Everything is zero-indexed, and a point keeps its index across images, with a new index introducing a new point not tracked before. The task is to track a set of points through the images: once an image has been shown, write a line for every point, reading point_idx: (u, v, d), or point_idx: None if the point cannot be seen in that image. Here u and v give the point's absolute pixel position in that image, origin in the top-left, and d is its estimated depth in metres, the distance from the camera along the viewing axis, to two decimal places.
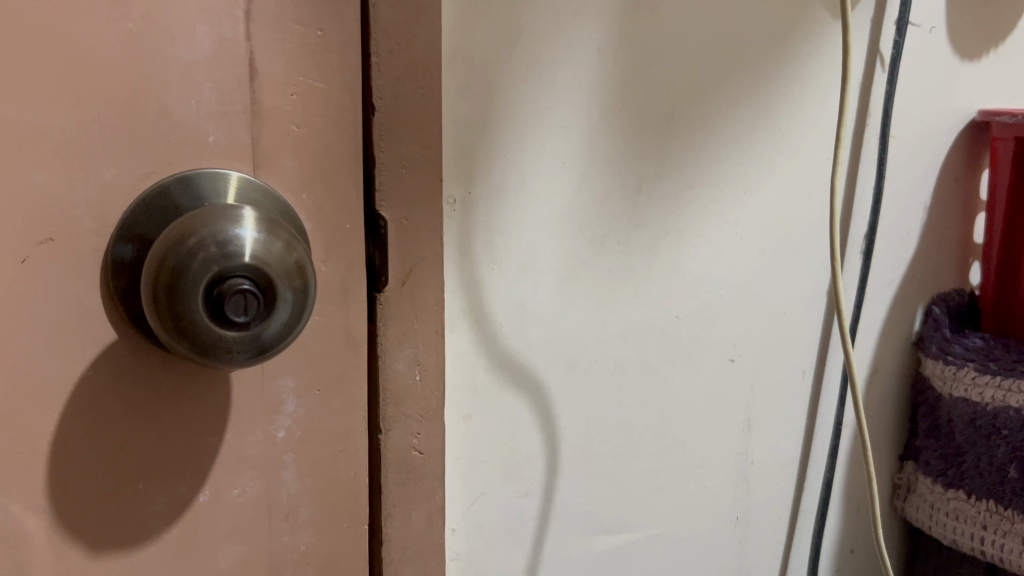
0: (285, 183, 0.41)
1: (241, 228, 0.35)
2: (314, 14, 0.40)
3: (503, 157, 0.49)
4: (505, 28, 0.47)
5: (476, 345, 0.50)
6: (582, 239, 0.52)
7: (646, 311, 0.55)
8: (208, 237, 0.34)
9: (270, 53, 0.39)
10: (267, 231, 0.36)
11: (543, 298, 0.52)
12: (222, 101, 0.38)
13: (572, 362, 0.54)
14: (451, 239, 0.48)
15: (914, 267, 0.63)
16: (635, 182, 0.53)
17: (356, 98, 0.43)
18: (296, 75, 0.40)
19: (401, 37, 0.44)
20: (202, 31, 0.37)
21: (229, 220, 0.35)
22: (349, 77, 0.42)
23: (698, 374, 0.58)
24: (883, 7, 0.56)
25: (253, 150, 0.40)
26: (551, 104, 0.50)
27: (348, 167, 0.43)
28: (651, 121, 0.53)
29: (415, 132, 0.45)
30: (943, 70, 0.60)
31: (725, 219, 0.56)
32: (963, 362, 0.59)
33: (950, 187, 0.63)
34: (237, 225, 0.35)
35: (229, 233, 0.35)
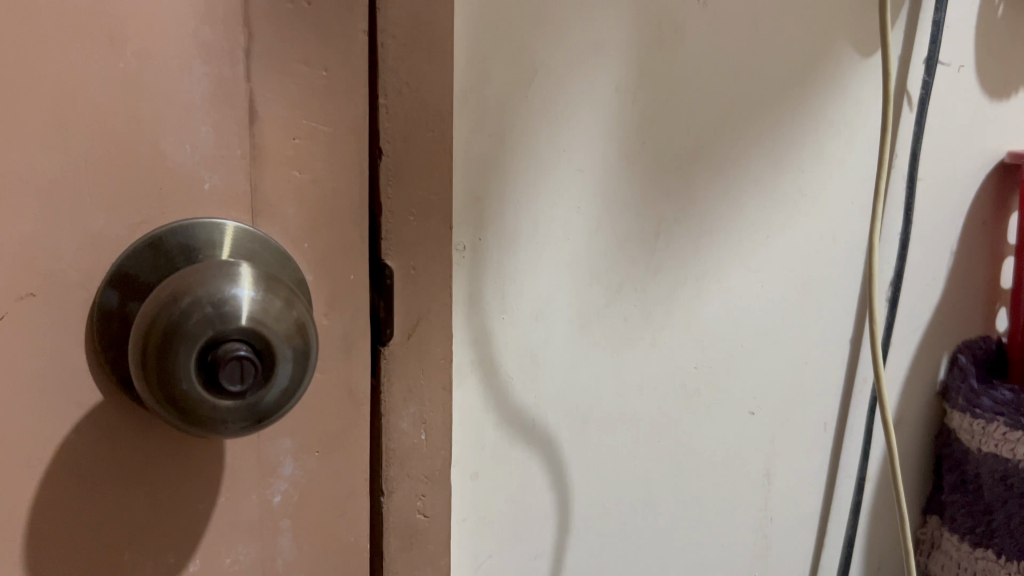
0: (287, 231, 0.38)
1: (237, 288, 0.32)
2: (320, 53, 0.38)
3: (516, 201, 0.47)
4: (519, 66, 0.45)
5: (485, 399, 0.48)
6: (597, 286, 0.50)
7: (663, 361, 0.52)
8: (204, 296, 0.31)
9: (273, 93, 0.36)
10: (266, 289, 0.33)
11: (556, 348, 0.49)
12: (220, 145, 0.35)
13: (585, 415, 0.51)
14: (459, 288, 0.46)
15: (940, 313, 0.61)
16: (654, 226, 0.50)
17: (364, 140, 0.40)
18: (299, 117, 0.38)
19: (411, 77, 0.41)
20: (199, 71, 0.34)
21: (226, 277, 0.32)
22: (355, 118, 0.39)
23: (716, 427, 0.55)
24: (912, 45, 0.54)
25: (253, 196, 0.37)
26: (566, 145, 0.47)
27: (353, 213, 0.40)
28: (672, 163, 0.50)
29: (424, 177, 0.43)
30: (973, 111, 0.58)
31: (748, 266, 0.53)
32: (993, 415, 0.56)
33: (978, 232, 0.60)
34: (234, 283, 0.32)
35: (224, 293, 0.32)
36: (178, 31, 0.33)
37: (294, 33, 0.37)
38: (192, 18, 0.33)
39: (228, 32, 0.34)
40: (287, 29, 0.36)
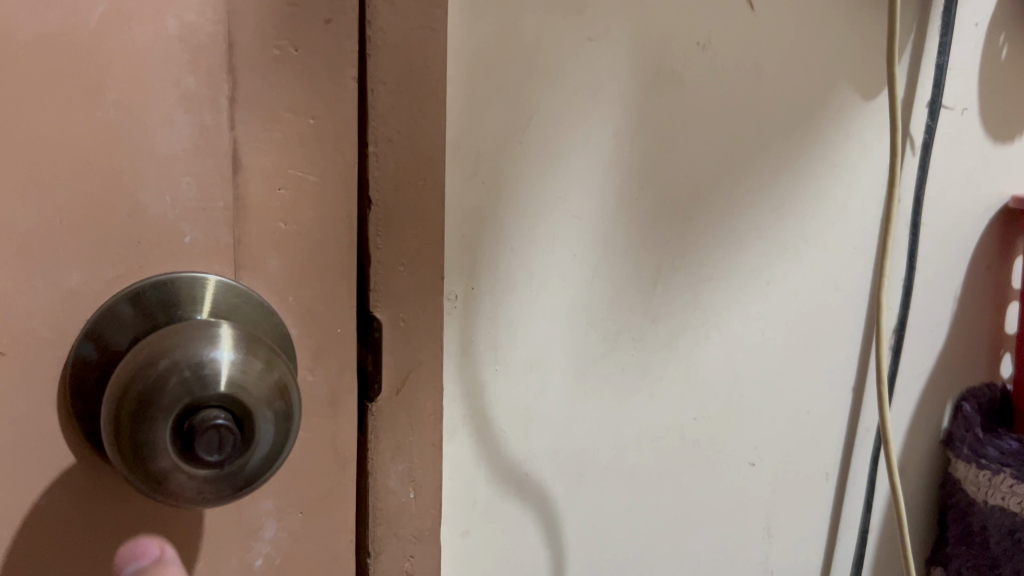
0: (272, 284, 0.37)
1: (216, 349, 0.30)
2: (307, 100, 0.36)
3: (510, 249, 0.45)
4: (513, 112, 0.44)
5: (477, 454, 0.46)
6: (593, 336, 0.48)
7: (661, 413, 0.51)
8: (182, 359, 0.29)
9: (257, 142, 0.35)
10: (247, 351, 0.31)
11: (550, 401, 0.48)
12: (202, 197, 0.34)
13: (582, 468, 0.50)
14: (451, 340, 0.44)
15: (944, 360, 0.59)
16: (652, 274, 0.49)
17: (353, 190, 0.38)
18: (285, 166, 0.36)
19: (402, 124, 0.40)
20: (181, 119, 0.32)
21: (205, 338, 0.31)
22: (344, 168, 0.38)
23: (716, 479, 0.53)
24: (915, 89, 0.53)
25: (236, 249, 0.35)
26: (562, 192, 0.46)
27: (340, 266, 0.39)
28: (670, 210, 0.49)
29: (416, 226, 0.41)
30: (976, 155, 0.56)
31: (748, 314, 0.52)
32: (999, 467, 0.54)
33: (982, 277, 0.59)
34: (213, 345, 0.30)
35: (202, 355, 0.30)
36: (160, 78, 0.32)
37: (282, 80, 0.35)
38: (175, 66, 0.32)
39: (212, 79, 0.33)
40: (272, 76, 0.35)
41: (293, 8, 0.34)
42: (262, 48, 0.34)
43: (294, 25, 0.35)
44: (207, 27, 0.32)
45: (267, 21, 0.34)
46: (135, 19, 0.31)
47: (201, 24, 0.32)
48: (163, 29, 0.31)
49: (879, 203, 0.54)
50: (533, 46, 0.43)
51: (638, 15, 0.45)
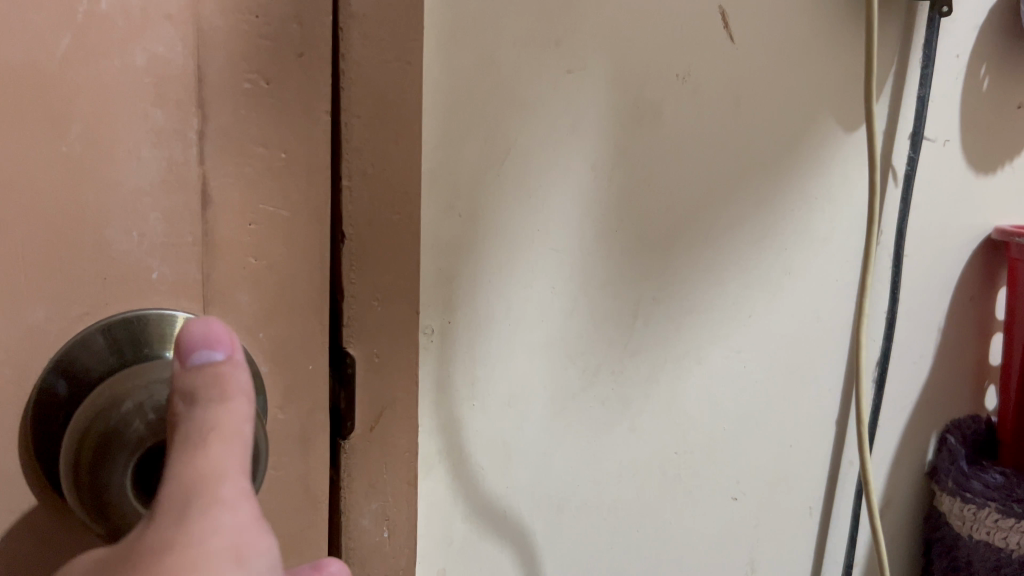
0: (241, 321, 0.36)
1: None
2: (278, 135, 0.35)
3: (488, 282, 0.45)
4: (491, 144, 0.43)
5: (454, 490, 0.45)
6: (573, 369, 0.47)
7: (643, 446, 0.50)
8: (147, 401, 0.28)
9: (227, 177, 0.34)
10: None
11: (529, 435, 0.47)
12: (169, 233, 0.33)
13: (561, 505, 0.49)
14: (427, 374, 0.44)
15: (929, 392, 0.59)
16: (632, 307, 0.48)
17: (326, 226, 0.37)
18: (255, 202, 0.35)
19: (377, 157, 0.39)
20: (148, 154, 0.32)
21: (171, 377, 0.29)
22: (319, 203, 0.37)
23: (699, 514, 0.53)
24: (896, 121, 0.53)
25: (205, 285, 0.35)
26: (541, 223, 0.45)
27: (313, 302, 0.38)
28: (651, 242, 0.48)
29: (392, 261, 0.40)
30: (958, 186, 0.56)
31: (730, 346, 0.51)
32: (983, 501, 0.54)
33: (966, 308, 0.59)
34: None
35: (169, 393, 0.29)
36: (127, 112, 0.31)
37: (255, 113, 0.34)
38: (142, 99, 0.31)
39: (181, 113, 0.32)
40: (243, 110, 0.33)
41: (265, 41, 0.33)
42: (232, 82, 0.33)
43: (266, 58, 0.34)
44: (176, 61, 0.31)
45: (237, 54, 0.33)
46: (102, 52, 0.30)
47: (170, 57, 0.31)
48: (131, 62, 0.31)
49: (861, 234, 0.53)
50: (511, 78, 0.43)
51: (617, 47, 0.45)
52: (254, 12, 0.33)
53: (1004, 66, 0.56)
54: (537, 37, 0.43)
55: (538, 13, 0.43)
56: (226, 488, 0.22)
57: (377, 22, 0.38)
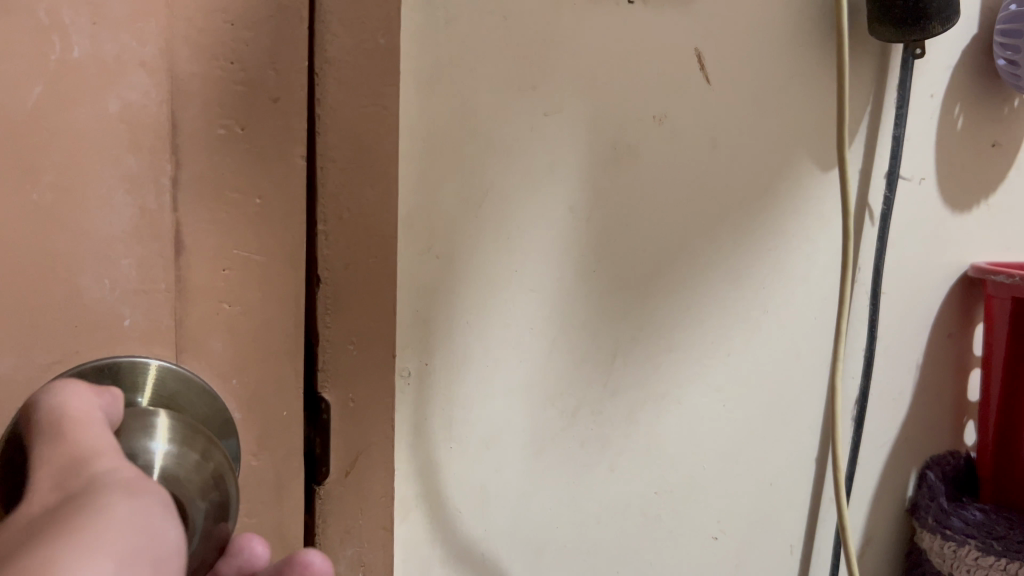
0: (217, 368, 0.35)
1: (152, 440, 0.28)
2: (254, 180, 0.34)
3: (466, 324, 0.44)
4: (468, 186, 0.43)
5: (431, 534, 0.45)
6: (552, 410, 0.47)
7: (622, 487, 0.50)
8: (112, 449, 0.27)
9: (202, 223, 0.34)
10: (183, 442, 0.29)
11: (507, 477, 0.47)
12: (143, 280, 0.33)
13: (540, 547, 0.48)
14: (403, 417, 0.43)
15: (907, 428, 0.59)
16: (611, 346, 0.48)
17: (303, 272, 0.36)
18: (229, 247, 0.34)
19: (353, 202, 0.39)
20: (121, 200, 0.31)
21: (139, 428, 0.29)
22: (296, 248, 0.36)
23: (679, 554, 0.52)
24: (872, 159, 0.53)
25: (178, 333, 0.34)
26: (518, 264, 0.45)
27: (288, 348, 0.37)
28: (629, 281, 0.48)
29: (369, 306, 0.40)
30: (933, 224, 0.57)
31: (709, 384, 0.51)
32: (963, 538, 0.54)
33: (943, 344, 0.59)
34: (148, 436, 0.28)
35: (138, 447, 0.28)
36: (98, 159, 0.31)
37: (228, 159, 0.33)
38: (114, 146, 0.31)
39: (155, 159, 0.32)
40: (216, 154, 0.33)
41: (241, 86, 0.33)
42: (206, 128, 0.33)
43: (242, 103, 0.33)
44: (150, 107, 0.31)
45: (212, 100, 0.33)
46: (74, 100, 0.30)
47: (143, 105, 0.31)
48: (104, 110, 0.30)
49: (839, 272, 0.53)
50: (487, 120, 0.43)
51: (594, 90, 0.46)
52: (229, 58, 0.32)
53: (979, 105, 0.57)
54: (513, 80, 0.44)
55: (513, 57, 0.43)
56: (105, 457, 0.23)
57: (351, 68, 0.38)
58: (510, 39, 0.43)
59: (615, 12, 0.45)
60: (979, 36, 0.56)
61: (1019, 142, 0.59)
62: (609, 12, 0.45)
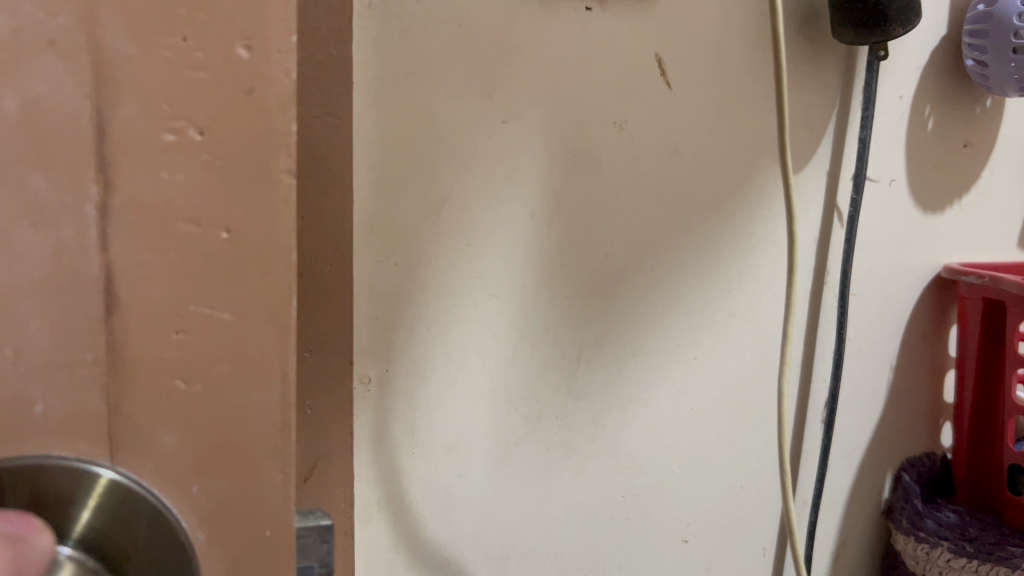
0: (155, 471, 0.25)
1: None
2: (215, 210, 0.24)
3: (427, 330, 0.45)
4: (426, 194, 0.44)
5: (393, 538, 0.46)
6: (516, 415, 0.47)
7: (589, 491, 0.50)
8: None
9: (143, 266, 0.24)
10: None
11: (472, 482, 0.47)
12: (59, 349, 0.23)
13: (506, 551, 0.49)
14: (363, 423, 0.44)
15: (881, 429, 0.59)
16: (575, 351, 0.48)
17: (291, 332, 0.26)
18: (183, 302, 0.24)
19: (308, 211, 0.40)
20: (25, 236, 0.22)
21: None
22: (275, 304, 0.25)
23: (647, 557, 0.52)
24: (840, 162, 0.54)
25: (112, 420, 0.24)
26: (479, 270, 0.45)
27: (266, 445, 0.26)
28: (592, 286, 0.48)
29: (325, 313, 0.41)
30: (904, 225, 0.57)
31: (675, 388, 0.51)
32: (937, 539, 0.54)
33: (917, 346, 0.58)
34: None
35: None
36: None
37: (179, 175, 0.23)
38: (15, 161, 0.22)
39: (76, 181, 0.22)
40: (164, 171, 0.23)
41: (203, 74, 0.23)
42: (147, 134, 0.23)
43: (201, 99, 0.23)
44: (67, 103, 0.22)
45: (154, 91, 0.23)
46: None
47: (56, 100, 0.22)
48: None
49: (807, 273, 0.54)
50: (445, 127, 0.43)
51: (554, 96, 0.46)
52: (182, 32, 0.23)
53: (948, 104, 0.57)
54: (471, 87, 0.44)
55: (471, 64, 0.44)
56: None
57: (304, 77, 0.39)
58: (467, 46, 0.43)
59: (573, 18, 0.46)
60: (949, 35, 0.56)
61: (994, 140, 0.59)
62: (568, 18, 0.46)
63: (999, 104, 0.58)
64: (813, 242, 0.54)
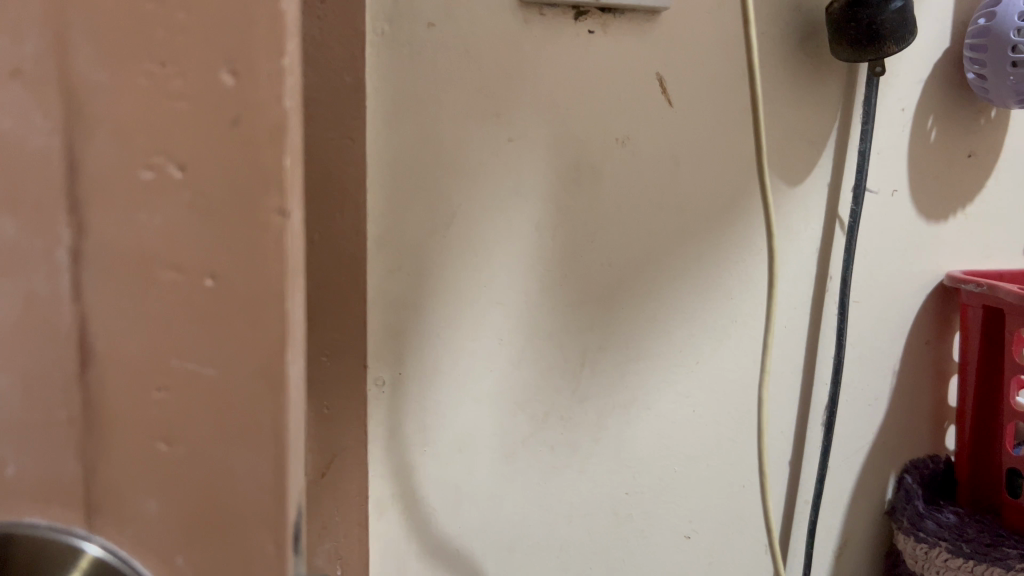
0: (144, 477, 0.29)
1: None
2: (206, 257, 0.27)
3: (437, 336, 0.48)
4: (436, 209, 0.47)
5: (406, 529, 0.49)
6: (521, 415, 0.50)
7: (592, 488, 0.53)
8: None
9: (118, 321, 0.28)
10: None
11: (480, 477, 0.50)
12: (27, 410, 0.28)
13: (512, 544, 0.52)
14: (377, 421, 0.47)
15: (885, 432, 0.60)
16: (578, 355, 0.51)
17: (280, 391, 0.28)
18: (166, 356, 0.28)
19: (324, 227, 0.43)
20: (6, 285, 0.27)
21: None
22: (263, 329, 0.28)
23: (651, 551, 0.55)
24: (841, 173, 0.55)
25: (86, 444, 0.28)
26: (486, 279, 0.48)
27: (258, 513, 0.29)
28: (595, 294, 0.51)
29: (340, 321, 0.44)
30: (906, 234, 0.58)
31: (677, 391, 0.54)
32: (935, 539, 0.55)
33: (920, 351, 0.60)
34: None
35: None
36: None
37: (148, 227, 0.27)
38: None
39: (46, 229, 0.27)
40: (136, 211, 0.27)
41: (184, 104, 0.26)
42: (128, 173, 0.27)
43: (179, 130, 0.26)
44: (39, 140, 0.26)
45: (128, 123, 0.26)
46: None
47: (29, 138, 0.26)
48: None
49: (810, 281, 0.56)
50: (453, 147, 0.47)
51: (558, 115, 0.49)
52: (160, 61, 0.26)
53: (952, 115, 0.58)
54: (478, 108, 0.47)
55: (477, 86, 0.47)
56: None
57: (318, 103, 0.42)
58: (474, 70, 0.46)
59: (576, 41, 0.48)
60: (952, 49, 0.57)
61: (998, 151, 0.60)
62: (571, 42, 0.48)
63: (1004, 114, 0.60)
64: (814, 250, 0.56)
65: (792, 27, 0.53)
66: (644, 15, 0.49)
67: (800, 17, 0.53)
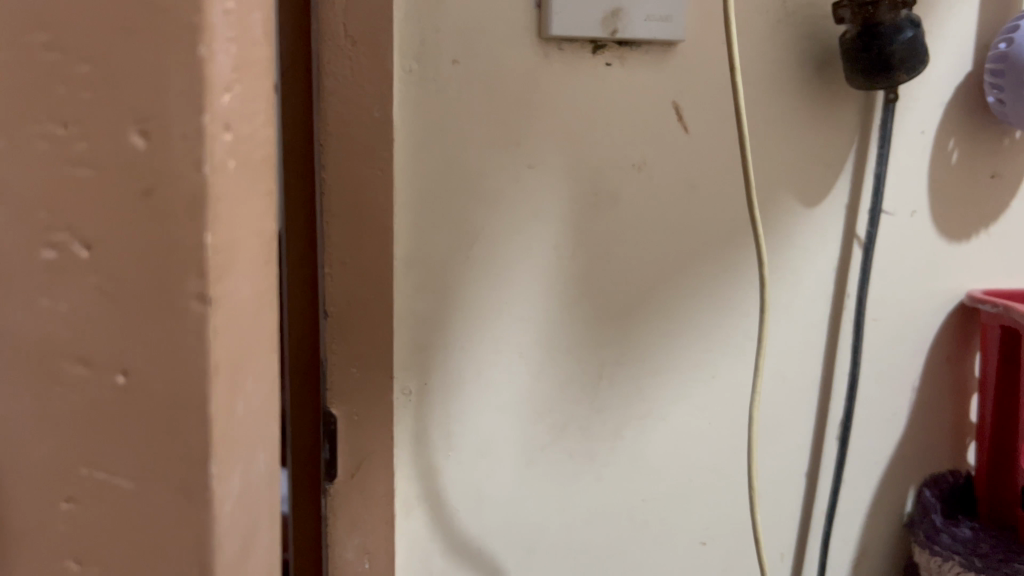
0: (62, 544, 0.28)
1: None
2: (120, 350, 0.27)
3: (461, 349, 0.51)
4: (459, 231, 0.50)
5: (431, 528, 0.53)
6: (541, 424, 0.54)
7: (610, 494, 0.56)
8: None
9: (26, 415, 0.27)
10: None
11: (501, 481, 0.53)
12: None
13: (532, 544, 0.55)
14: (404, 427, 0.51)
15: (904, 446, 0.62)
16: (596, 369, 0.54)
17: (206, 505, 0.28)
18: (78, 464, 0.28)
19: (354, 250, 0.48)
20: None
21: None
22: (191, 431, 0.27)
23: (667, 555, 0.58)
24: (859, 195, 0.57)
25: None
26: (508, 297, 0.52)
27: None
28: (612, 311, 0.54)
29: (369, 335, 0.48)
30: (925, 254, 0.59)
31: (692, 403, 0.56)
32: (950, 553, 0.56)
33: (940, 368, 0.61)
34: None
35: None
36: None
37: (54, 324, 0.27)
38: None
39: None
40: (44, 299, 0.26)
41: (86, 169, 0.25)
42: (33, 246, 0.26)
43: (86, 214, 0.26)
44: None
45: (28, 202, 0.26)
46: None
47: None
48: None
49: (827, 299, 0.58)
50: (476, 174, 0.50)
51: (575, 143, 0.51)
52: (64, 121, 0.25)
53: (974, 138, 0.59)
54: (499, 138, 0.50)
55: (497, 117, 0.50)
56: None
57: (349, 137, 0.46)
58: (495, 103, 0.50)
59: (593, 73, 0.51)
60: (973, 72, 0.58)
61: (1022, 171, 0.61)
62: (589, 73, 0.51)
63: None
64: (832, 269, 0.57)
65: (808, 56, 0.55)
66: (660, 48, 0.52)
67: (816, 45, 0.55)
